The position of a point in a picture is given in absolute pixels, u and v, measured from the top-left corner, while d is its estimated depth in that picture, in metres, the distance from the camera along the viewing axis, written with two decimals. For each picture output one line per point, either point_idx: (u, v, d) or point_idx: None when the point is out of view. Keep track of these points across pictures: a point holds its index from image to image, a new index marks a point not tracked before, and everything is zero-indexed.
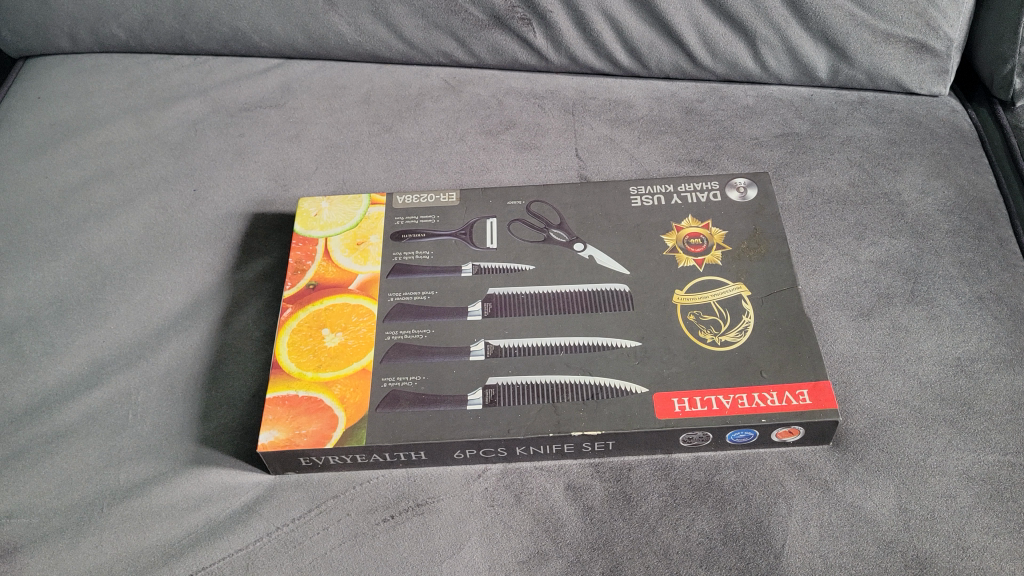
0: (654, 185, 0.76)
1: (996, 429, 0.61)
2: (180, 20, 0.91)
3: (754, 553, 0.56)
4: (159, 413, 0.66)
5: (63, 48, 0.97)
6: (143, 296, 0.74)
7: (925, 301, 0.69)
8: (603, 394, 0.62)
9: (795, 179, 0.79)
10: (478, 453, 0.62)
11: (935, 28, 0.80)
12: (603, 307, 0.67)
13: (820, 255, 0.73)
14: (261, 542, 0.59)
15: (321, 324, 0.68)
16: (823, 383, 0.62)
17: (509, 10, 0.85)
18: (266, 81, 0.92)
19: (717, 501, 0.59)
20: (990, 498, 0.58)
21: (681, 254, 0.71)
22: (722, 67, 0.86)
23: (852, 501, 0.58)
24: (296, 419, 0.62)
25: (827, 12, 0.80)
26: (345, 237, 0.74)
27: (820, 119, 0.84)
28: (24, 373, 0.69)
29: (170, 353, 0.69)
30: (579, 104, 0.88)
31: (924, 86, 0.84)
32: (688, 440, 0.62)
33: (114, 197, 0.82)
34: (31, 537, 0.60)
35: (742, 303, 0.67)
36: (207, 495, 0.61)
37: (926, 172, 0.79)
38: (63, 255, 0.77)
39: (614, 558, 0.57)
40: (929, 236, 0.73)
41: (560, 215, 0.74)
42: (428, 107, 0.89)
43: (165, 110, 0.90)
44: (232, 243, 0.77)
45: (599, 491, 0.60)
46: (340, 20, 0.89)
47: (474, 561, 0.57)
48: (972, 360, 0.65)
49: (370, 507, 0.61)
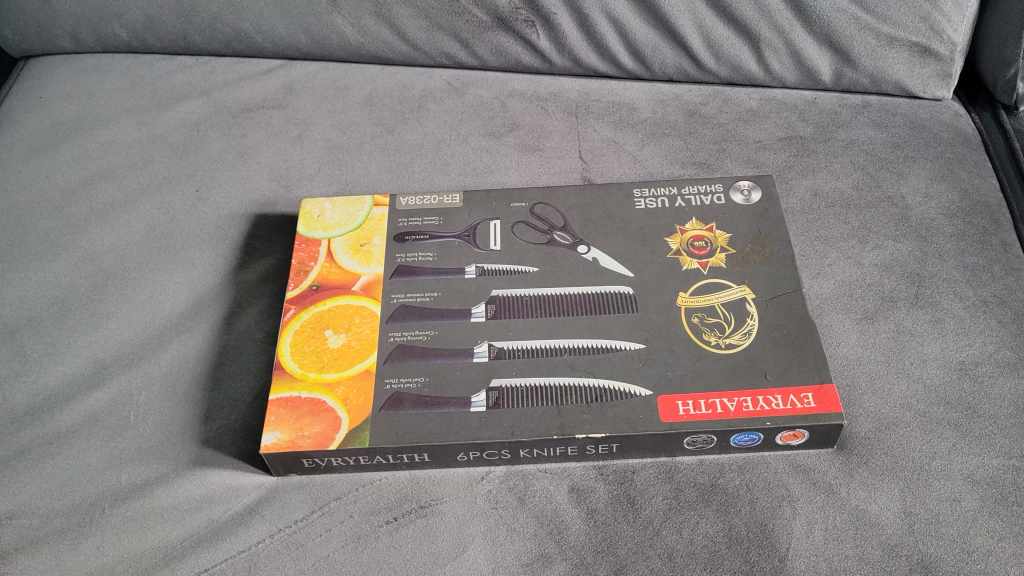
0: (658, 188, 0.76)
1: (1000, 432, 0.61)
2: (183, 20, 0.91)
3: (759, 556, 0.56)
4: (161, 414, 0.66)
5: (65, 48, 0.96)
6: (145, 296, 0.74)
7: (929, 305, 0.69)
8: (607, 396, 0.62)
9: (799, 182, 0.79)
10: (481, 455, 0.62)
11: (939, 31, 0.80)
12: (608, 309, 0.67)
13: (823, 258, 0.73)
14: (263, 543, 0.59)
15: (325, 325, 0.68)
16: (828, 386, 0.62)
17: (512, 12, 0.85)
18: (269, 82, 0.92)
19: (722, 503, 0.59)
20: (995, 503, 0.58)
21: (685, 256, 0.71)
22: (725, 70, 0.86)
23: (857, 505, 0.58)
24: (299, 420, 0.62)
25: (831, 15, 0.80)
26: (348, 238, 0.74)
27: (824, 123, 0.84)
28: (25, 374, 0.68)
29: (172, 354, 0.69)
30: (582, 107, 0.88)
31: (927, 90, 0.84)
32: (692, 443, 0.61)
33: (115, 197, 0.82)
34: (32, 538, 0.59)
35: (746, 306, 0.67)
36: (209, 496, 0.61)
37: (929, 176, 0.79)
38: (64, 255, 0.77)
39: (618, 561, 0.57)
40: (934, 241, 0.73)
41: (564, 217, 0.74)
42: (431, 108, 0.89)
43: (167, 110, 0.90)
44: (235, 244, 0.77)
45: (603, 493, 0.60)
46: (343, 22, 0.89)
47: (477, 563, 0.57)
48: (977, 364, 0.65)
49: (374, 509, 0.60)
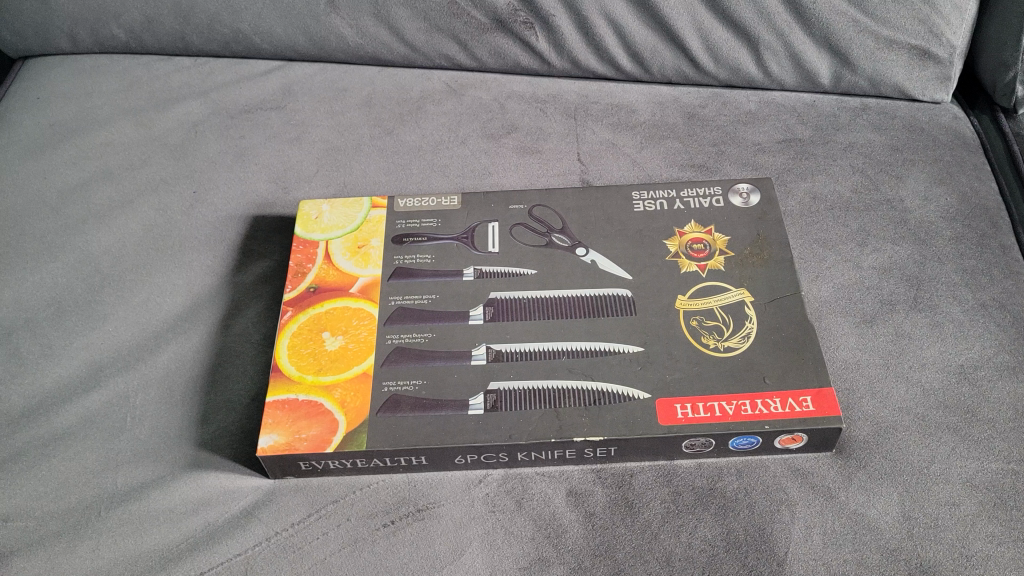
0: (657, 190, 0.75)
1: (999, 436, 0.61)
2: (181, 21, 0.91)
3: (757, 560, 0.56)
4: (158, 416, 0.65)
5: (63, 48, 0.96)
6: (142, 297, 0.73)
7: (928, 308, 0.69)
8: (606, 399, 0.62)
9: (797, 185, 0.79)
10: (479, 458, 0.62)
11: (938, 34, 0.80)
12: (606, 312, 0.67)
13: (822, 261, 0.72)
14: (260, 546, 0.58)
15: (322, 327, 0.68)
16: (827, 390, 0.62)
17: (511, 13, 0.85)
18: (267, 83, 0.92)
19: (720, 507, 0.59)
20: (994, 507, 0.58)
21: (683, 259, 0.71)
22: (724, 73, 0.86)
23: (855, 509, 0.58)
24: (296, 423, 0.62)
25: (830, 17, 0.80)
26: (346, 240, 0.74)
27: (823, 126, 0.84)
28: (22, 375, 0.68)
29: (169, 356, 0.69)
30: (581, 109, 0.87)
31: (926, 93, 0.84)
32: (691, 446, 0.61)
33: (113, 198, 0.82)
34: (27, 542, 0.59)
35: (745, 308, 0.67)
36: (206, 499, 0.61)
37: (928, 179, 0.79)
38: (62, 256, 0.77)
39: (616, 564, 0.56)
40: (932, 244, 0.73)
41: (562, 220, 0.74)
42: (429, 110, 0.89)
43: (165, 111, 0.90)
44: (232, 245, 0.77)
45: (601, 497, 0.60)
46: (342, 23, 0.89)
47: (474, 567, 0.57)
48: (976, 367, 0.65)
49: (371, 513, 0.60)
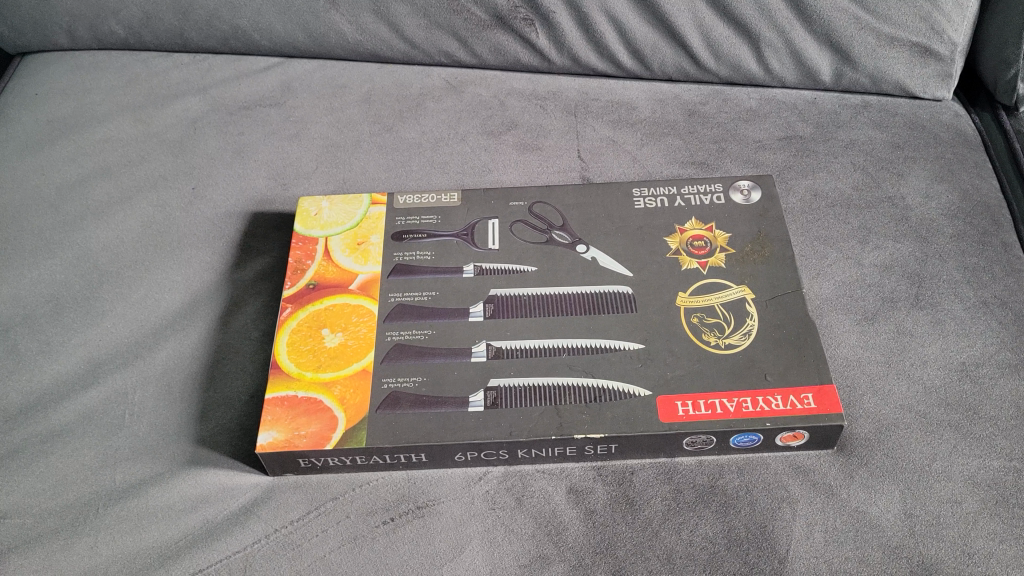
0: (658, 187, 0.75)
1: (1001, 433, 0.61)
2: (179, 17, 0.91)
3: (759, 558, 0.56)
4: (156, 413, 0.65)
5: (61, 45, 0.96)
6: (141, 294, 0.73)
7: (930, 306, 0.68)
8: (606, 396, 0.62)
9: (798, 182, 0.79)
10: (479, 455, 0.61)
11: (939, 32, 0.80)
12: (606, 309, 0.67)
13: (823, 259, 0.72)
14: (259, 543, 0.58)
15: (321, 324, 0.67)
16: (828, 387, 0.61)
17: (511, 10, 0.85)
18: (266, 80, 0.92)
19: (721, 505, 0.59)
20: (995, 504, 0.57)
21: (684, 256, 0.70)
22: (725, 70, 0.86)
23: (858, 507, 0.58)
24: (296, 420, 0.62)
25: (831, 14, 0.80)
26: (345, 236, 0.73)
27: (824, 124, 0.84)
28: (19, 372, 0.68)
29: (167, 353, 0.69)
30: (581, 106, 0.87)
31: (927, 91, 0.84)
32: (692, 444, 0.61)
33: (111, 195, 0.81)
34: (24, 539, 0.59)
35: (746, 306, 0.67)
36: (204, 496, 0.60)
37: (929, 176, 0.78)
38: (60, 253, 0.76)
39: (617, 562, 0.56)
40: (934, 241, 0.73)
41: (563, 217, 0.74)
42: (429, 107, 0.88)
43: (164, 108, 0.89)
44: (231, 242, 0.77)
45: (601, 494, 0.60)
46: (341, 19, 0.88)
47: (474, 565, 0.57)
48: (977, 365, 0.65)
49: (371, 510, 0.60)
